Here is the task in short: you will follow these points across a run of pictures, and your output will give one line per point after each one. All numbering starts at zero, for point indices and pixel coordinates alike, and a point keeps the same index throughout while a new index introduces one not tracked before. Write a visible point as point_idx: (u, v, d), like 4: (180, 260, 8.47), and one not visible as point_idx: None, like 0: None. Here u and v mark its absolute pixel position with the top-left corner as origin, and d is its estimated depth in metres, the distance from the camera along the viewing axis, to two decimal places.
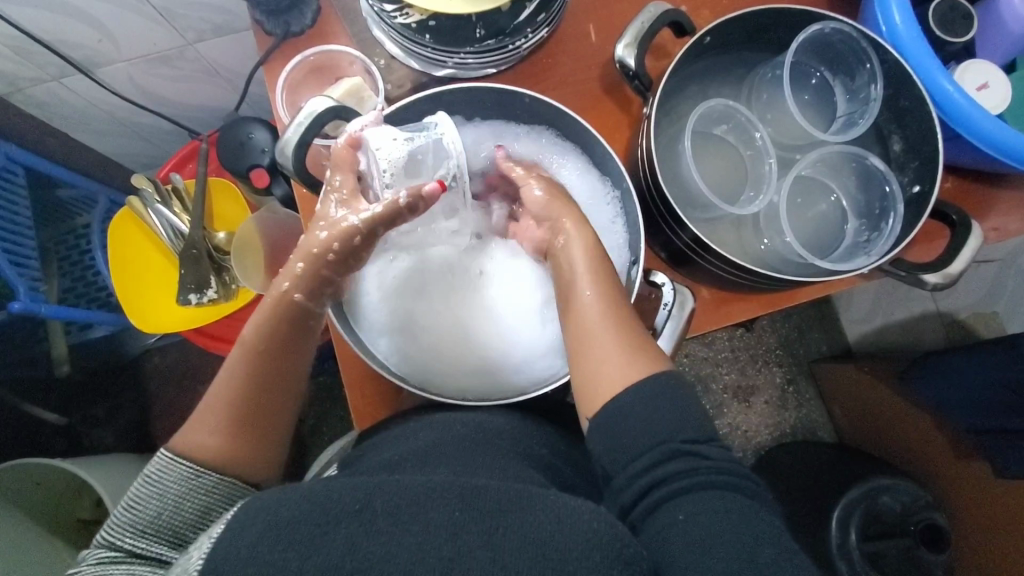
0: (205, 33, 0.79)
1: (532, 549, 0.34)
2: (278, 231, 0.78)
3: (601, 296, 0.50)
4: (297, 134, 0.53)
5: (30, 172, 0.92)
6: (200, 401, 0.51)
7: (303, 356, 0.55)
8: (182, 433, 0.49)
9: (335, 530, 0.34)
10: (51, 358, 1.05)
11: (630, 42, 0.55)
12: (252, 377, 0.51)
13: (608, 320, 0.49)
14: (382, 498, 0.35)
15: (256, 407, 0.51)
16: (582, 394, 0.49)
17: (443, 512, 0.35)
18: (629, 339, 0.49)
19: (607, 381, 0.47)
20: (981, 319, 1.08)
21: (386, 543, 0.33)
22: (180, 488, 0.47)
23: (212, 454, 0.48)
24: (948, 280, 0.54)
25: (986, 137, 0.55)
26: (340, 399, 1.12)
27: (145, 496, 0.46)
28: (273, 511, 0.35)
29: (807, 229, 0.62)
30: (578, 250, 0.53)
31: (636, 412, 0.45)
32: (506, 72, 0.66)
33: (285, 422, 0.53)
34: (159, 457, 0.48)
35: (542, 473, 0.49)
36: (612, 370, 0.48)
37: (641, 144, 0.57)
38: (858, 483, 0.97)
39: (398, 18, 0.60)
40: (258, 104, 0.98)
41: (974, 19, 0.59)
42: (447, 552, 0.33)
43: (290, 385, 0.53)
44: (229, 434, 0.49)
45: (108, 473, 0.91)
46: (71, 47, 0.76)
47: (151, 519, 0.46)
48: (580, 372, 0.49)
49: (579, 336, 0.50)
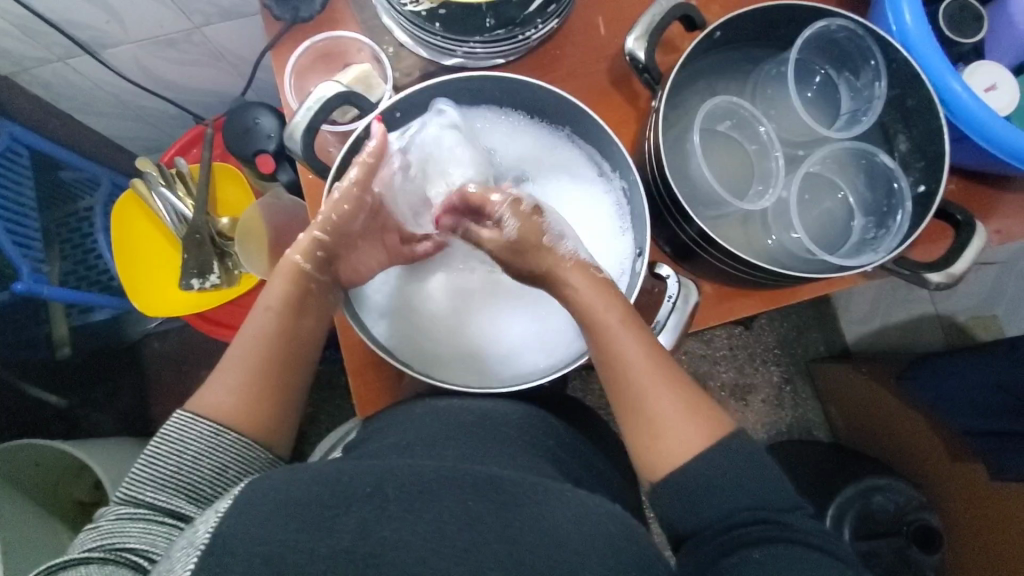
0: (213, 17, 0.78)
1: (536, 538, 0.34)
2: (285, 218, 0.76)
3: (651, 361, 0.49)
4: (307, 120, 0.53)
5: (33, 154, 0.91)
6: (220, 358, 0.52)
7: (315, 329, 0.56)
8: (201, 392, 0.51)
9: (343, 514, 0.34)
10: (52, 339, 1.04)
11: (640, 35, 0.55)
12: (262, 343, 0.52)
13: (660, 379, 0.49)
14: (393, 484, 0.35)
15: (266, 368, 0.52)
16: (645, 455, 0.49)
17: (456, 500, 0.35)
18: (689, 404, 0.49)
19: (679, 447, 0.48)
20: (980, 323, 1.12)
21: (396, 527, 0.34)
22: (200, 446, 0.48)
23: (228, 412, 0.50)
24: (950, 280, 0.55)
25: (992, 139, 0.56)
26: (339, 388, 1.12)
27: (165, 453, 0.47)
28: (281, 492, 0.35)
29: (814, 224, 0.62)
30: (614, 305, 0.50)
31: (714, 472, 0.47)
32: (514, 62, 0.65)
33: (302, 387, 0.55)
34: (178, 415, 0.49)
35: (545, 462, 0.49)
36: (680, 433, 0.48)
37: (648, 139, 0.57)
38: (852, 483, 1.00)
39: (408, 5, 0.59)
40: (262, 90, 0.98)
41: (984, 21, 0.59)
42: (460, 542, 0.33)
43: (306, 350, 0.55)
44: (245, 393, 0.50)
45: (108, 455, 0.91)
46: (78, 27, 0.76)
47: (170, 475, 0.47)
48: (643, 436, 0.49)
49: (636, 403, 0.49)
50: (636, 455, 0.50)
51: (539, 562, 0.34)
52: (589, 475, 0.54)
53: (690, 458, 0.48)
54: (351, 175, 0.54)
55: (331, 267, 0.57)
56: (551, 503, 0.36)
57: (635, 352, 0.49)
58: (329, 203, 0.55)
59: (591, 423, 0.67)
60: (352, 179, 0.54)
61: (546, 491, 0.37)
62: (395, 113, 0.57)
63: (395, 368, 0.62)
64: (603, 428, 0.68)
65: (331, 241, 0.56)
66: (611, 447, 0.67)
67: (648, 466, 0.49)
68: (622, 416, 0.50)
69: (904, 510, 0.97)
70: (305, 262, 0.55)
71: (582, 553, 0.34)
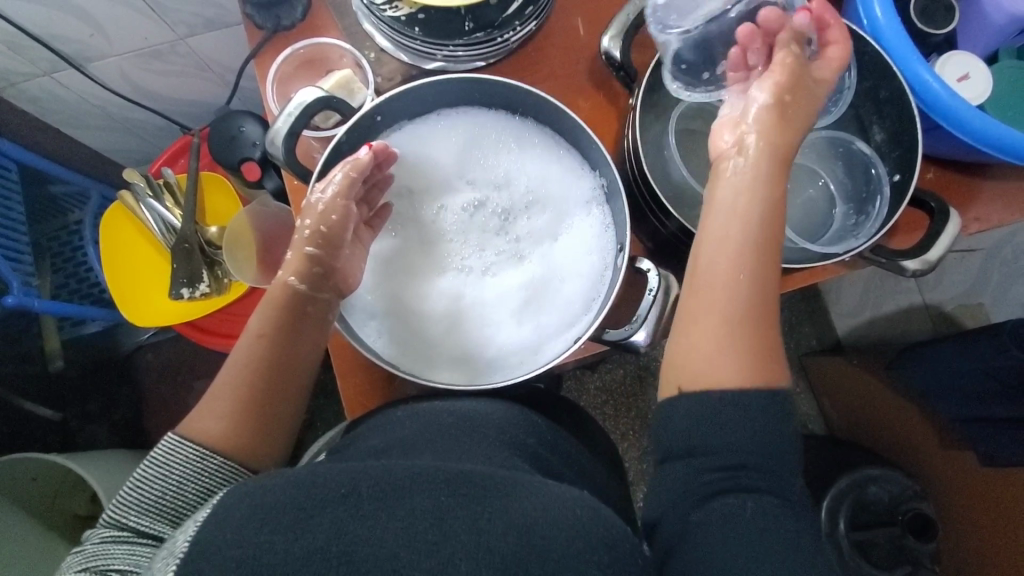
0: (197, 27, 0.79)
1: (511, 533, 0.35)
2: (272, 227, 0.75)
3: (754, 275, 0.46)
4: (288, 125, 0.54)
5: (22, 168, 0.92)
6: (207, 389, 0.52)
7: (310, 354, 0.55)
8: (191, 417, 0.51)
9: (321, 514, 0.34)
10: (45, 353, 1.06)
11: (615, 34, 0.57)
12: (253, 371, 0.52)
13: (753, 290, 0.46)
14: (366, 482, 0.36)
15: (257, 393, 0.52)
16: (679, 359, 0.47)
17: (427, 497, 0.36)
18: (756, 340, 0.46)
19: (721, 367, 0.46)
20: (967, 311, 1.13)
21: (369, 525, 0.34)
22: (185, 470, 0.48)
23: (216, 439, 0.50)
24: (927, 267, 0.56)
25: (966, 127, 0.56)
26: (334, 395, 1.12)
27: (150, 477, 0.47)
28: (257, 497, 0.36)
29: (797, 211, 0.63)
30: (758, 197, 0.48)
31: (746, 406, 0.45)
32: (495, 64, 0.66)
33: (293, 413, 0.54)
34: (167, 438, 0.49)
35: (525, 460, 0.49)
36: (729, 356, 0.46)
37: (628, 137, 0.59)
38: (847, 473, 0.99)
39: (388, 10, 0.60)
40: (248, 99, 0.98)
41: (955, 12, 0.60)
42: (432, 535, 0.34)
43: (297, 378, 0.54)
44: (234, 419, 0.51)
45: (100, 468, 0.91)
46: (62, 41, 0.77)
47: (155, 499, 0.47)
48: (709, 341, 0.46)
49: (713, 307, 0.47)
50: (668, 357, 0.49)
51: (508, 553, 0.34)
52: (572, 469, 0.54)
53: (726, 385, 0.45)
54: (331, 187, 0.54)
55: (332, 283, 0.55)
56: (519, 498, 0.37)
57: (744, 257, 0.47)
58: (313, 214, 0.55)
59: (580, 419, 0.68)
60: (337, 187, 0.54)
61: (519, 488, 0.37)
62: (376, 116, 0.58)
63: (382, 370, 0.62)
64: (592, 427, 0.69)
65: (323, 254, 0.55)
66: (599, 444, 0.67)
67: (686, 373, 0.47)
68: (693, 314, 0.48)
69: (899, 499, 0.97)
70: (298, 282, 0.54)
71: (549, 543, 0.35)
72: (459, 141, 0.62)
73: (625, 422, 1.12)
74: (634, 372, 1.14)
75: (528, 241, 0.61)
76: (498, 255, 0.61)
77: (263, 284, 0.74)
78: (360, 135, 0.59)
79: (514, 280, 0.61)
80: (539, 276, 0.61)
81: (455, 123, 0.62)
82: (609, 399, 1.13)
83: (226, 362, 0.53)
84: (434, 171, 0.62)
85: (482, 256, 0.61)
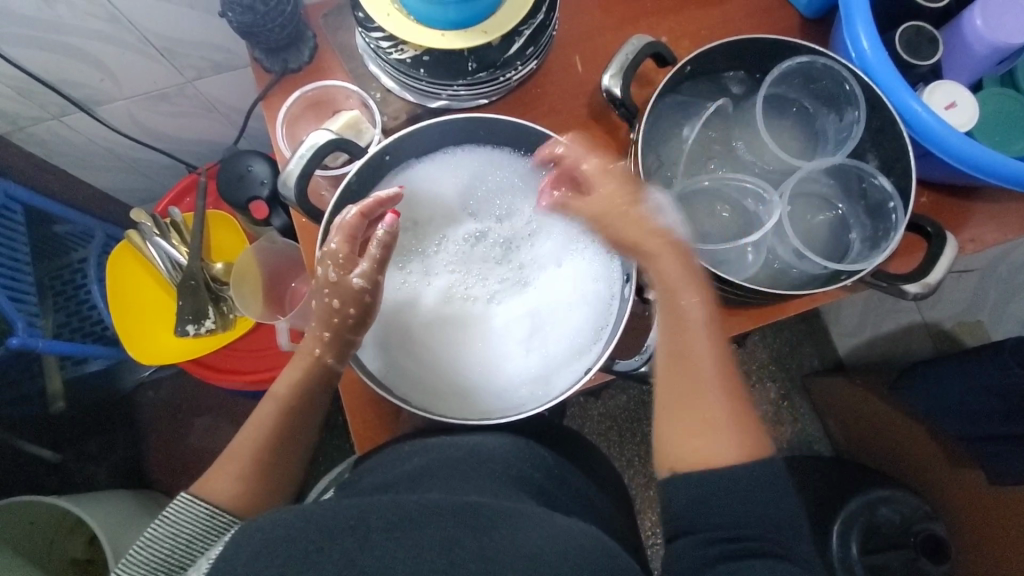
0: (205, 71, 0.81)
1: (519, 568, 0.35)
2: (281, 263, 0.78)
3: (709, 350, 0.50)
4: (300, 167, 0.55)
5: (27, 209, 0.93)
6: (226, 447, 0.53)
7: (319, 406, 0.57)
8: (208, 473, 0.51)
9: (331, 547, 0.35)
10: (47, 395, 1.04)
11: (615, 73, 0.59)
12: (270, 427, 0.53)
13: (712, 361, 0.50)
14: (376, 515, 0.36)
15: (272, 452, 0.53)
16: (667, 445, 0.49)
17: (437, 528, 0.36)
18: (735, 415, 0.48)
19: (702, 448, 0.47)
20: (967, 329, 1.14)
21: (378, 558, 0.34)
22: (194, 530, 0.48)
23: (231, 501, 0.50)
24: (927, 289, 0.57)
25: (953, 152, 0.57)
26: (337, 428, 1.12)
27: (160, 535, 0.47)
28: (266, 530, 0.36)
29: (811, 241, 0.65)
30: (684, 277, 0.51)
31: (736, 481, 0.46)
32: (497, 101, 0.68)
33: (300, 468, 0.56)
34: (180, 497, 0.49)
35: (531, 494, 0.49)
36: (712, 437, 0.47)
37: (629, 167, 0.60)
38: (858, 494, 0.99)
39: (393, 53, 0.61)
40: (254, 137, 1.00)
41: (939, 43, 0.63)
42: (440, 565, 0.34)
43: (306, 426, 0.56)
44: (248, 479, 0.51)
45: (99, 509, 0.90)
46: (73, 86, 0.79)
47: (164, 558, 0.47)
48: (689, 424, 0.48)
49: (683, 394, 0.49)
50: (659, 439, 0.50)
51: None
52: (580, 498, 0.55)
53: (712, 460, 0.47)
54: (364, 267, 0.54)
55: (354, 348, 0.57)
56: (531, 527, 0.37)
57: (695, 331, 0.50)
58: (341, 294, 0.54)
59: (586, 449, 0.68)
60: (370, 266, 0.54)
61: (527, 518, 0.37)
62: (385, 155, 0.60)
63: (390, 405, 0.63)
64: (599, 456, 0.69)
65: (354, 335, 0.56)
66: (606, 475, 0.67)
67: (672, 457, 0.48)
68: (667, 404, 0.50)
69: (911, 520, 0.96)
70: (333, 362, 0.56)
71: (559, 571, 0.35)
72: (462, 175, 0.63)
73: (631, 449, 1.12)
74: (638, 398, 1.14)
75: (530, 268, 0.63)
76: (501, 286, 0.62)
77: (272, 319, 0.77)
78: (371, 173, 0.60)
79: (518, 310, 0.61)
80: (547, 305, 0.62)
81: (462, 156, 0.63)
82: (614, 424, 1.13)
83: (246, 419, 0.54)
84: (443, 201, 0.63)
85: (487, 284, 0.62)
